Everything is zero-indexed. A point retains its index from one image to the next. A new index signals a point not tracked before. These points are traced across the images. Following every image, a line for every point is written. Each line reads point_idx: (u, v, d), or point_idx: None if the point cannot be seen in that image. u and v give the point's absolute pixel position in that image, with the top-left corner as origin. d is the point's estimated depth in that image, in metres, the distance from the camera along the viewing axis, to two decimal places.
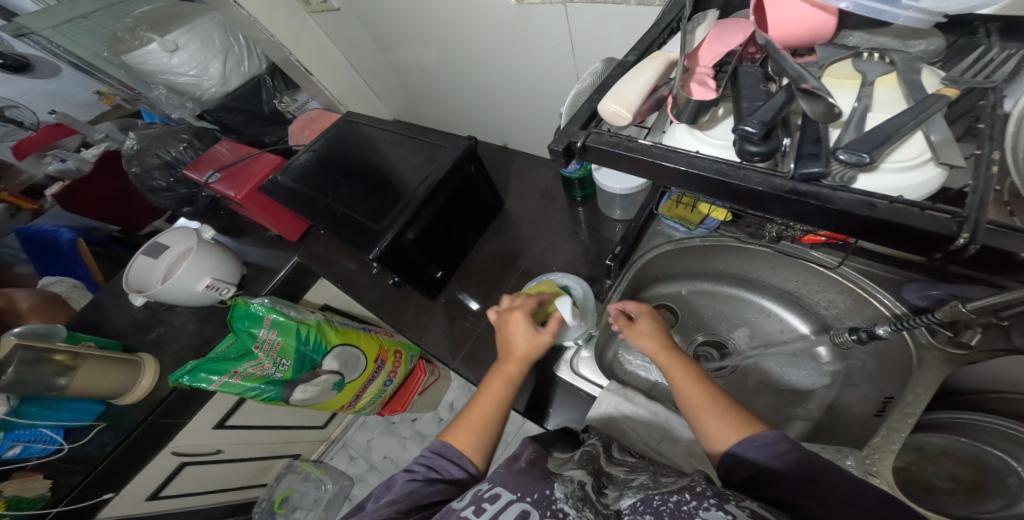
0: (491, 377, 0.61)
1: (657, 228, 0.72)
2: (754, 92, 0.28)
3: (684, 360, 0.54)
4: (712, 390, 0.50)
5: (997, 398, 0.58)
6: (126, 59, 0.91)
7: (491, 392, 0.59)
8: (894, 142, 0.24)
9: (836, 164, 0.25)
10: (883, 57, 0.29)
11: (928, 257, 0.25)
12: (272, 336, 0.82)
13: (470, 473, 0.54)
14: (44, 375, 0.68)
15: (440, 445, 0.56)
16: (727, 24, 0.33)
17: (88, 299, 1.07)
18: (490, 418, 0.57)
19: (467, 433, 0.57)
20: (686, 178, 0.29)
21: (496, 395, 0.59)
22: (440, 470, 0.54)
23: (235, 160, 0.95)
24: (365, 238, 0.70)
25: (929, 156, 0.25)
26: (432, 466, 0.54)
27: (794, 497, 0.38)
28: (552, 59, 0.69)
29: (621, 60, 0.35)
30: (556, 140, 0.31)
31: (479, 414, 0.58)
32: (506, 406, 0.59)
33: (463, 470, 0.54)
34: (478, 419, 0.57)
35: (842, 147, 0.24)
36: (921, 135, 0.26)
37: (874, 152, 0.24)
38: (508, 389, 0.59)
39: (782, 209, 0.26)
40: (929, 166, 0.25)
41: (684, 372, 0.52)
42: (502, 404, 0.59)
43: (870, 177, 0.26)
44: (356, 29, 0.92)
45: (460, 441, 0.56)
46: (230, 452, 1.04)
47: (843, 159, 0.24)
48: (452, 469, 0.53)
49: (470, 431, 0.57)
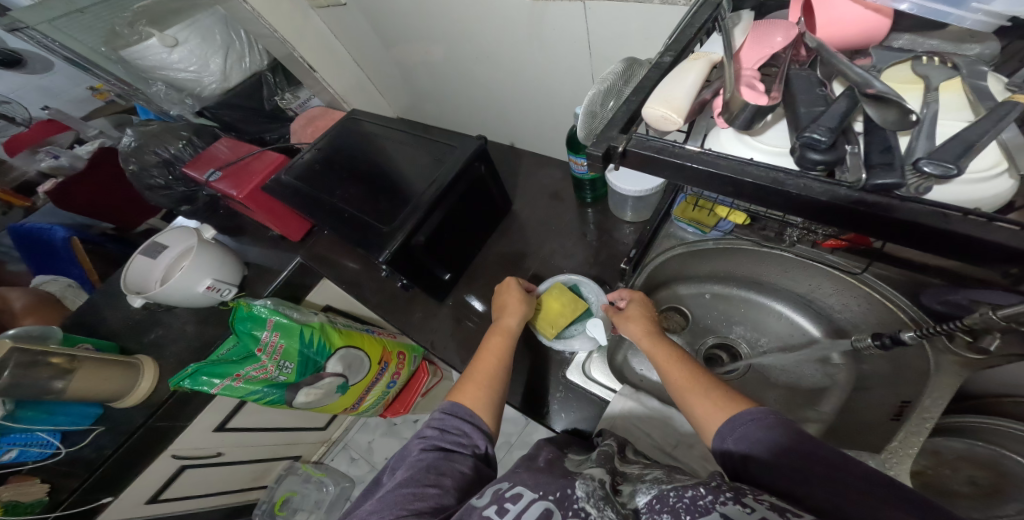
0: (492, 337, 0.65)
1: (670, 230, 0.71)
2: (811, 97, 0.27)
3: (670, 345, 0.57)
4: (696, 371, 0.52)
5: (1014, 402, 0.58)
6: (123, 54, 0.88)
7: (492, 350, 0.63)
8: (976, 150, 0.23)
9: (912, 175, 0.24)
10: (944, 61, 0.28)
11: (994, 268, 0.24)
12: (273, 339, 0.79)
13: (483, 429, 0.55)
14: (41, 378, 0.65)
15: (450, 405, 0.57)
16: (765, 26, 0.32)
17: (83, 299, 1.05)
18: (494, 375, 0.60)
19: (474, 389, 0.58)
20: (736, 187, 0.28)
21: (498, 352, 0.63)
22: (456, 431, 0.54)
23: (236, 159, 0.93)
24: (375, 239, 0.68)
25: (1005, 167, 0.25)
26: (446, 427, 0.54)
27: (790, 485, 0.37)
28: (567, 57, 0.68)
29: (657, 61, 0.34)
30: (595, 144, 0.30)
31: (484, 371, 0.60)
32: (508, 362, 0.62)
33: (475, 425, 0.55)
34: (483, 375, 0.60)
35: (926, 158, 0.23)
36: (997, 145, 0.26)
37: (960, 162, 0.22)
38: (508, 344, 0.64)
39: (844, 220, 0.26)
40: (1003, 176, 0.25)
41: (668, 355, 0.55)
42: (503, 360, 0.62)
43: (944, 188, 0.25)
44: (362, 25, 0.90)
45: (468, 397, 0.58)
46: (231, 454, 1.03)
47: (927, 170, 0.22)
48: (466, 425, 0.54)
49: (477, 388, 0.58)
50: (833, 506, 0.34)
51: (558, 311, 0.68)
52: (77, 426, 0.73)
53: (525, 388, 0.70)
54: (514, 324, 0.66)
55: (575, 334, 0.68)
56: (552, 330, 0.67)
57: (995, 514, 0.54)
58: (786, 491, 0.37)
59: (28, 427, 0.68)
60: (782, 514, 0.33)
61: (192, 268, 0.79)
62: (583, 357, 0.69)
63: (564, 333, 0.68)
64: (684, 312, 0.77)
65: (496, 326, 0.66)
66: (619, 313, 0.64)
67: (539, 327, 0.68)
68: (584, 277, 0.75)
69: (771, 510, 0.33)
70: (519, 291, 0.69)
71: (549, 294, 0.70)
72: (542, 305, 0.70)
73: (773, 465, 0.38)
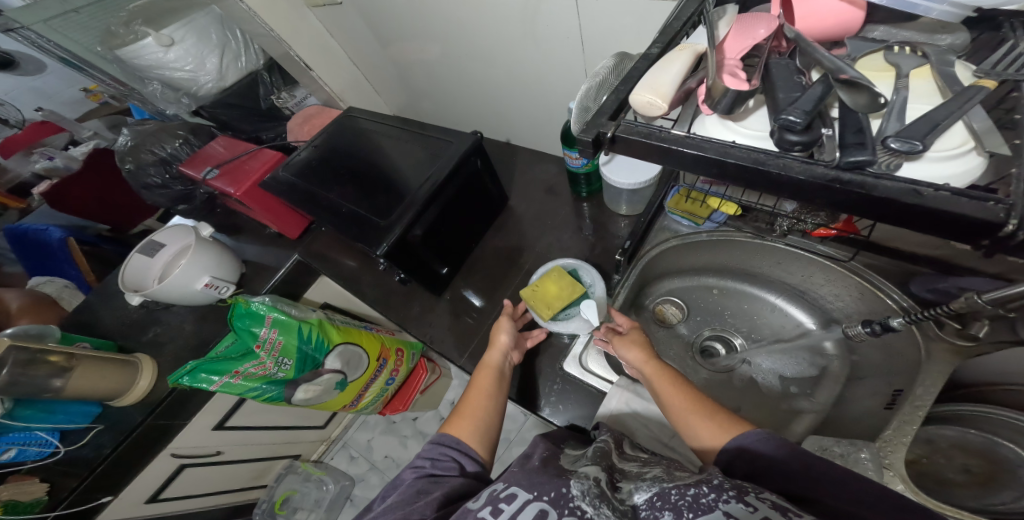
0: (481, 370, 0.67)
1: (663, 224, 0.72)
2: (790, 83, 0.28)
3: (670, 370, 0.56)
4: (693, 393, 0.52)
5: (1003, 390, 0.57)
6: (119, 53, 0.89)
7: (481, 381, 0.64)
8: (941, 130, 0.24)
9: (882, 153, 0.25)
10: (915, 50, 0.29)
11: (974, 245, 0.25)
12: (273, 335, 0.81)
13: (472, 456, 0.55)
14: (39, 377, 0.66)
15: (439, 436, 0.58)
16: (748, 18, 0.33)
17: (78, 300, 1.06)
18: (482, 406, 0.61)
19: (462, 420, 0.60)
20: (720, 168, 0.29)
21: (486, 384, 0.64)
22: (444, 458, 0.54)
23: (232, 157, 0.93)
24: (372, 234, 0.69)
25: (974, 145, 0.26)
26: (436, 456, 0.55)
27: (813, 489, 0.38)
28: (560, 54, 0.69)
29: (645, 52, 0.36)
30: (585, 131, 0.31)
31: (473, 401, 0.62)
32: (497, 393, 0.63)
33: (463, 452, 0.55)
34: (472, 407, 0.61)
35: (893, 136, 0.24)
36: (968, 125, 0.27)
37: (926, 139, 0.24)
38: (496, 375, 0.65)
39: (824, 198, 0.27)
40: (971, 154, 0.26)
41: (669, 380, 0.55)
42: (493, 391, 0.63)
43: (914, 165, 0.26)
44: (357, 24, 0.91)
45: (458, 428, 0.59)
46: (230, 453, 1.03)
47: (894, 147, 0.24)
48: (454, 452, 0.55)
49: (466, 419, 0.60)
50: (846, 508, 0.37)
51: (556, 293, 0.68)
52: (75, 424, 0.73)
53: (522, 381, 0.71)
54: (500, 356, 0.67)
55: (572, 316, 0.68)
56: (548, 311, 0.67)
57: (991, 501, 0.54)
58: (792, 491, 0.39)
59: (26, 425, 0.68)
60: (783, 513, 0.34)
61: (189, 267, 0.80)
62: (580, 350, 0.70)
63: (560, 315, 0.69)
64: (679, 303, 0.77)
65: (486, 358, 0.68)
66: (617, 336, 0.63)
67: (534, 306, 0.68)
68: (582, 261, 0.76)
69: (774, 509, 0.34)
70: (505, 320, 0.71)
71: (548, 277, 0.70)
72: (540, 286, 0.70)
73: (766, 460, 0.41)
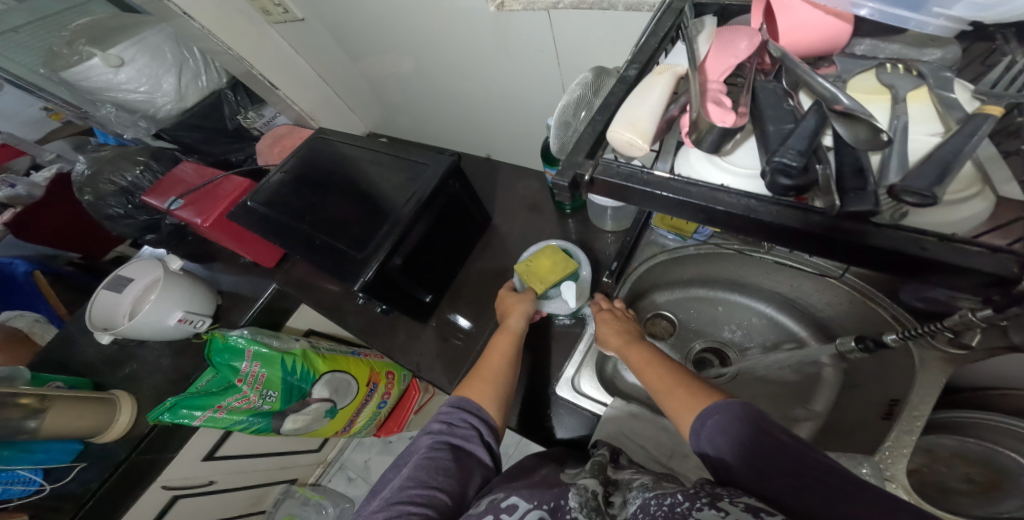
0: (501, 334, 0.66)
1: (651, 237, 0.71)
2: (779, 112, 0.27)
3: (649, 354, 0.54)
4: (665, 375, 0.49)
5: (999, 395, 0.56)
6: (65, 76, 0.83)
7: (501, 346, 0.64)
8: (952, 171, 0.22)
9: (887, 201, 0.23)
10: (909, 69, 0.28)
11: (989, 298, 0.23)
12: (255, 368, 0.76)
13: (490, 424, 0.55)
14: (13, 419, 0.61)
15: (459, 399, 0.57)
16: (729, 33, 0.31)
17: (53, 333, 0.99)
18: (502, 371, 0.61)
19: (483, 385, 0.59)
20: (709, 215, 0.27)
21: (505, 350, 0.63)
22: (463, 425, 0.54)
23: (200, 183, 0.89)
24: (348, 267, 0.66)
25: (978, 188, 0.25)
26: (454, 422, 0.54)
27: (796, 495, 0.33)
28: (532, 65, 0.67)
29: (621, 74, 0.33)
30: (560, 173, 0.29)
31: (493, 366, 0.61)
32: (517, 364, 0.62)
33: (483, 420, 0.55)
34: (489, 372, 0.60)
35: (901, 189, 0.22)
36: (971, 162, 0.26)
37: (936, 189, 0.21)
38: (515, 344, 0.64)
39: (820, 248, 0.25)
40: (978, 200, 0.25)
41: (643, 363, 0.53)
42: (511, 358, 0.63)
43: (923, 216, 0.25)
44: (323, 39, 0.87)
45: (476, 393, 0.58)
46: (222, 484, 0.99)
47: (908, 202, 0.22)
48: (474, 420, 0.54)
49: (485, 384, 0.59)
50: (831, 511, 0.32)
51: (549, 269, 0.66)
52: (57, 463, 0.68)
53: (525, 404, 0.67)
54: (521, 322, 0.66)
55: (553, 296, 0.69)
56: (540, 286, 0.65)
57: (997, 510, 0.53)
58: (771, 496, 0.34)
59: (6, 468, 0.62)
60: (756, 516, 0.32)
61: (158, 303, 0.75)
62: (571, 372, 0.67)
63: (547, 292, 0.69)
64: (670, 317, 0.75)
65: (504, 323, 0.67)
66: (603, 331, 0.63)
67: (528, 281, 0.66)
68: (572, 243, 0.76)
69: (746, 512, 0.32)
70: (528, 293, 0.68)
71: (542, 253, 0.67)
72: (533, 262, 0.67)
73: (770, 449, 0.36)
